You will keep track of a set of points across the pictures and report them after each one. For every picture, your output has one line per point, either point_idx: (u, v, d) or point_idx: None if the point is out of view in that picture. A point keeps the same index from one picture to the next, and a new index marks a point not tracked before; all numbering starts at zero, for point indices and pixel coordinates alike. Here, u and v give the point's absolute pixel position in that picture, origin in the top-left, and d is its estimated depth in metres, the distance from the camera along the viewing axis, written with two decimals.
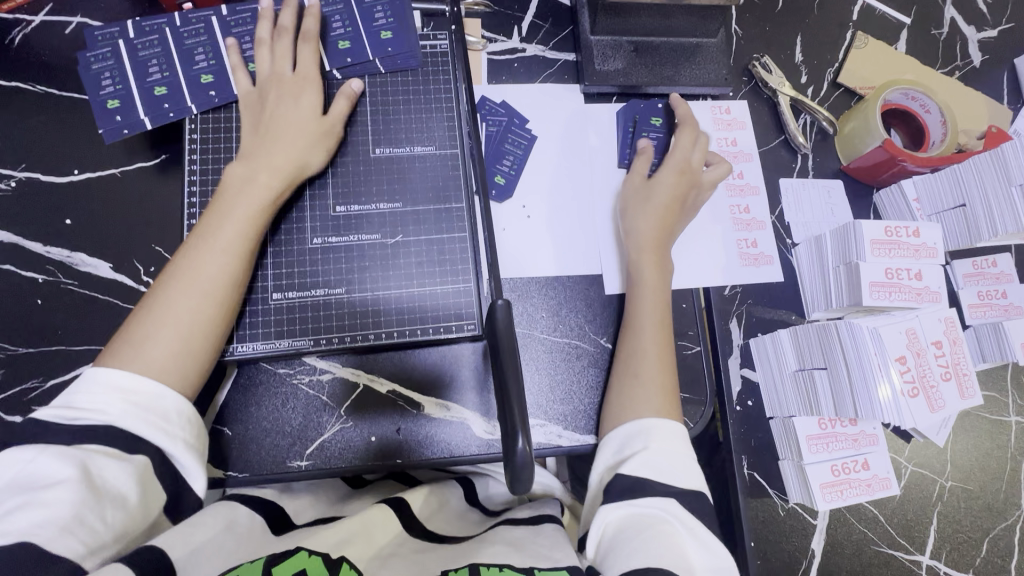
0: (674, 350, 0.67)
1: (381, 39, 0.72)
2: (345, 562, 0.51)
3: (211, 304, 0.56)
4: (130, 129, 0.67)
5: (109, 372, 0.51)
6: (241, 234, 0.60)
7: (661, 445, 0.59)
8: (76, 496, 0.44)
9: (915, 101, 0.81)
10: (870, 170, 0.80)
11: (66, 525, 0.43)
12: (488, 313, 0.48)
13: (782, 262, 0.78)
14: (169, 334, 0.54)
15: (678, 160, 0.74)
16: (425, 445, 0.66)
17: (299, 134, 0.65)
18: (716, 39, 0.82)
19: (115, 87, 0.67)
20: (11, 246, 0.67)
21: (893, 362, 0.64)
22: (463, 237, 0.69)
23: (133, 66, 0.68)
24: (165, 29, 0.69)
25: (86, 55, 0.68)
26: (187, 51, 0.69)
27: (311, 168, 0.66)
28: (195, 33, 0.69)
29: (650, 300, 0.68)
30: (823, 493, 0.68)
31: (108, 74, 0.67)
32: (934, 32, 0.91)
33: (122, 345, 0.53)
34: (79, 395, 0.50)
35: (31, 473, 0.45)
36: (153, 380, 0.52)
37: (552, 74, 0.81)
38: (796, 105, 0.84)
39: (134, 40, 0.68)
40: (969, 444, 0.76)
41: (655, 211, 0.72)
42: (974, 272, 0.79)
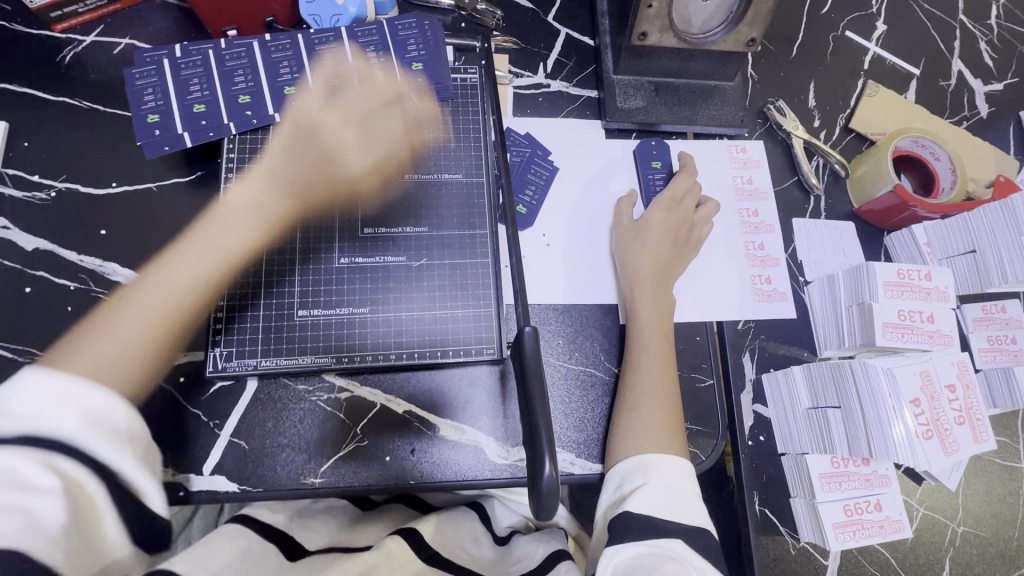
0: (671, 387, 0.68)
1: (414, 70, 0.75)
2: None
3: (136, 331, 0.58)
4: (171, 145, 0.69)
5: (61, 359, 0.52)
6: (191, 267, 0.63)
7: (664, 480, 0.61)
8: None
9: (926, 148, 0.83)
10: (881, 213, 0.82)
11: None
12: (516, 339, 0.49)
13: (795, 299, 0.80)
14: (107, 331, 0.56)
15: (664, 204, 0.77)
16: (439, 467, 0.66)
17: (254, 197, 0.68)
18: (733, 82, 0.85)
19: (156, 103, 0.70)
20: (47, 253, 0.69)
21: (907, 404, 0.64)
22: (485, 263, 0.71)
23: (176, 85, 0.70)
24: (210, 52, 0.72)
25: (131, 72, 0.70)
26: (228, 72, 0.72)
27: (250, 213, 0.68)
28: (237, 57, 0.72)
29: (647, 336, 0.70)
30: (835, 532, 0.67)
31: (150, 91, 0.70)
32: (942, 83, 0.94)
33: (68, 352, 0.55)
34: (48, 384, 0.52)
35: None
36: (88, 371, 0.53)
37: (575, 108, 0.84)
38: (809, 148, 0.87)
39: (178, 60, 0.71)
40: (981, 490, 0.76)
41: (651, 247, 0.74)
42: (983, 316, 0.80)
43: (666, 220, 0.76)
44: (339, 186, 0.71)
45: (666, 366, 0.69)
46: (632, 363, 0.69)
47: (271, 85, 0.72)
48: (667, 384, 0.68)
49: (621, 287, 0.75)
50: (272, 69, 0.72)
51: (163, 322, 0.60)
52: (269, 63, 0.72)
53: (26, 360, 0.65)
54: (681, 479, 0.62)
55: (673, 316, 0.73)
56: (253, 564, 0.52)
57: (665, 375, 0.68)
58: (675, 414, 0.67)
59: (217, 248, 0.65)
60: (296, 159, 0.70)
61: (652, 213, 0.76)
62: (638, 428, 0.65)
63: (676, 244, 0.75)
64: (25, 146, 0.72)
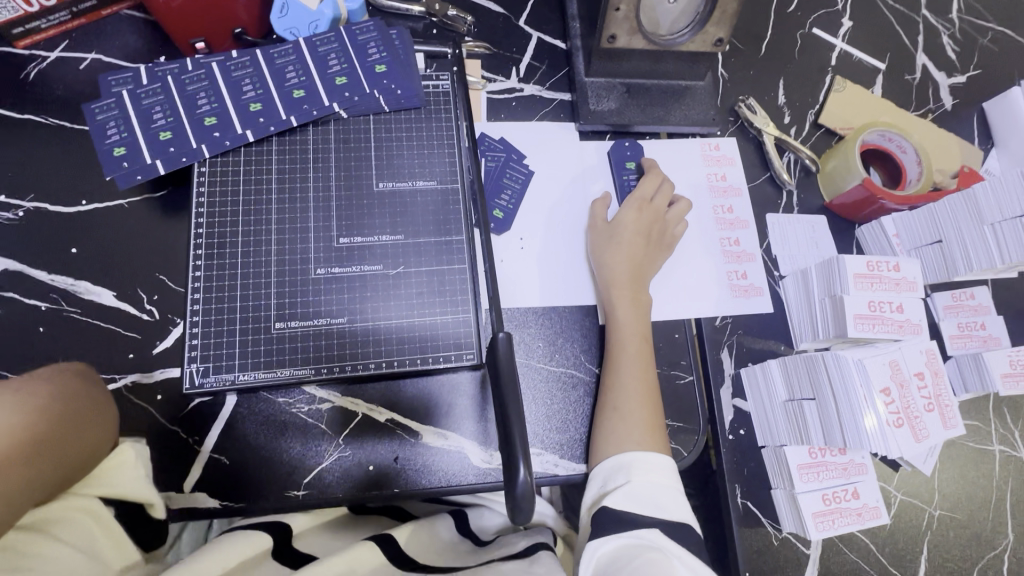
0: (650, 384, 0.69)
1: (377, 73, 0.75)
2: None
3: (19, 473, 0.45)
4: (143, 173, 0.68)
5: None
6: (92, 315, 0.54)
7: (645, 477, 0.62)
8: None
9: (892, 142, 0.85)
10: (851, 207, 0.83)
11: None
12: (490, 346, 0.50)
13: (771, 293, 0.81)
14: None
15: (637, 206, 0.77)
16: (423, 474, 0.67)
17: None
18: (703, 81, 0.86)
19: (120, 136, 0.69)
20: (16, 274, 0.68)
21: (878, 393, 0.65)
22: (463, 268, 0.71)
23: (139, 115, 0.69)
24: (170, 77, 0.71)
25: (91, 107, 0.69)
26: (190, 97, 0.71)
27: None
28: (197, 80, 0.72)
29: (624, 335, 0.70)
30: (815, 522, 0.69)
31: (113, 124, 0.69)
32: (907, 77, 0.96)
33: None
34: None
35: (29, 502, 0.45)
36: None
37: (548, 112, 0.85)
38: (780, 144, 0.88)
39: (139, 90, 0.70)
40: (956, 474, 0.78)
41: (624, 247, 0.75)
42: (953, 304, 0.82)
43: (641, 223, 0.76)
44: (313, 196, 0.71)
45: (646, 369, 0.69)
46: (610, 362, 0.70)
47: (236, 103, 0.71)
48: (649, 383, 0.69)
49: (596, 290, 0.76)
50: (235, 87, 0.72)
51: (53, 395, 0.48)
52: (230, 82, 0.72)
53: None
54: (660, 474, 0.63)
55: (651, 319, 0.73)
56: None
57: (645, 375, 0.69)
58: (654, 413, 0.68)
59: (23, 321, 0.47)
60: None
61: (626, 216, 0.77)
62: (620, 429, 0.65)
63: (651, 246, 0.76)
64: None
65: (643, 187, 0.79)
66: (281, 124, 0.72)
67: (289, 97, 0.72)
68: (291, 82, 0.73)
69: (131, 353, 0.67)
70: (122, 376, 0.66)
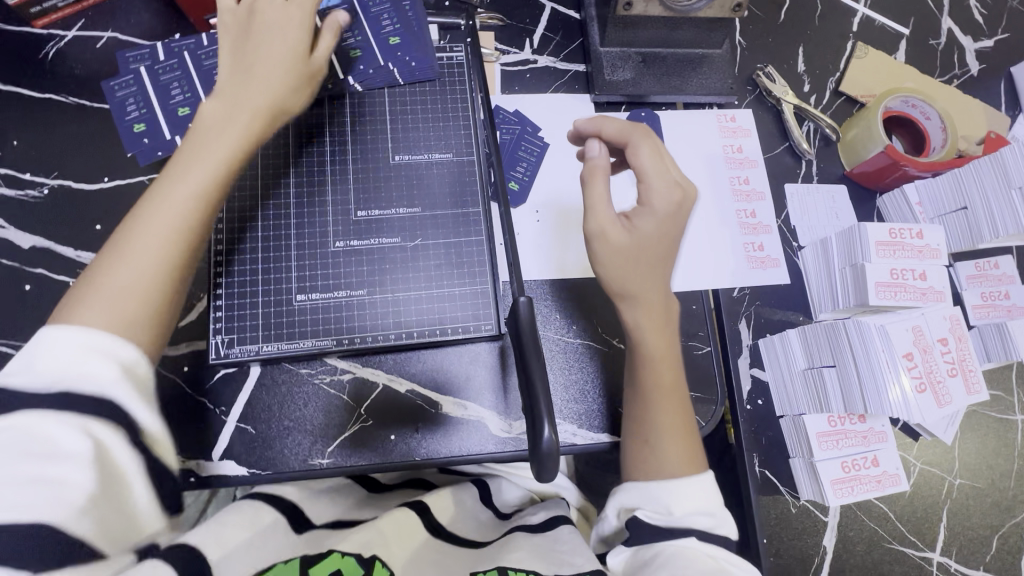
0: (686, 413, 0.63)
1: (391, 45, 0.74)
2: (378, 560, 0.53)
3: (134, 301, 0.48)
4: (163, 150, 0.69)
5: (65, 330, 0.45)
6: (209, 168, 0.54)
7: (686, 505, 0.58)
8: (88, 477, 0.41)
9: (916, 108, 0.83)
10: (873, 175, 0.82)
11: (82, 507, 0.40)
12: (511, 310, 0.50)
13: (789, 264, 0.80)
14: (104, 300, 0.47)
15: (671, 207, 0.62)
16: (443, 444, 0.68)
17: (275, 67, 0.60)
18: (721, 49, 0.85)
19: (140, 112, 0.70)
20: (44, 250, 0.69)
21: (900, 359, 0.65)
22: (480, 240, 0.71)
23: (156, 91, 0.70)
24: (187, 52, 0.71)
25: (111, 84, 0.71)
26: (207, 72, 0.71)
27: (291, 108, 0.61)
28: (213, 55, 0.71)
29: (657, 364, 0.62)
30: (833, 489, 0.69)
31: (133, 100, 0.71)
32: (932, 42, 0.93)
33: (75, 301, 0.47)
34: (41, 362, 0.43)
35: (29, 438, 0.40)
36: (112, 333, 0.46)
37: (563, 83, 0.84)
38: (800, 113, 0.86)
39: (155, 65, 0.71)
40: (977, 444, 0.77)
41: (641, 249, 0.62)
42: (977, 273, 0.81)
43: (660, 227, 0.62)
44: (330, 170, 0.71)
45: (675, 394, 0.63)
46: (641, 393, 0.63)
47: None
48: (677, 399, 0.63)
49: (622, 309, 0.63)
50: None
51: (159, 279, 0.50)
52: None
53: None
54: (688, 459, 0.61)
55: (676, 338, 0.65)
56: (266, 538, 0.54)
57: (677, 397, 0.63)
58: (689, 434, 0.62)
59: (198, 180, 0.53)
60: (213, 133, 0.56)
61: (648, 217, 0.62)
62: (659, 456, 0.61)
63: (667, 255, 0.63)
64: (15, 145, 0.72)
65: (663, 179, 0.62)
66: None
67: None
68: None
69: None
70: None
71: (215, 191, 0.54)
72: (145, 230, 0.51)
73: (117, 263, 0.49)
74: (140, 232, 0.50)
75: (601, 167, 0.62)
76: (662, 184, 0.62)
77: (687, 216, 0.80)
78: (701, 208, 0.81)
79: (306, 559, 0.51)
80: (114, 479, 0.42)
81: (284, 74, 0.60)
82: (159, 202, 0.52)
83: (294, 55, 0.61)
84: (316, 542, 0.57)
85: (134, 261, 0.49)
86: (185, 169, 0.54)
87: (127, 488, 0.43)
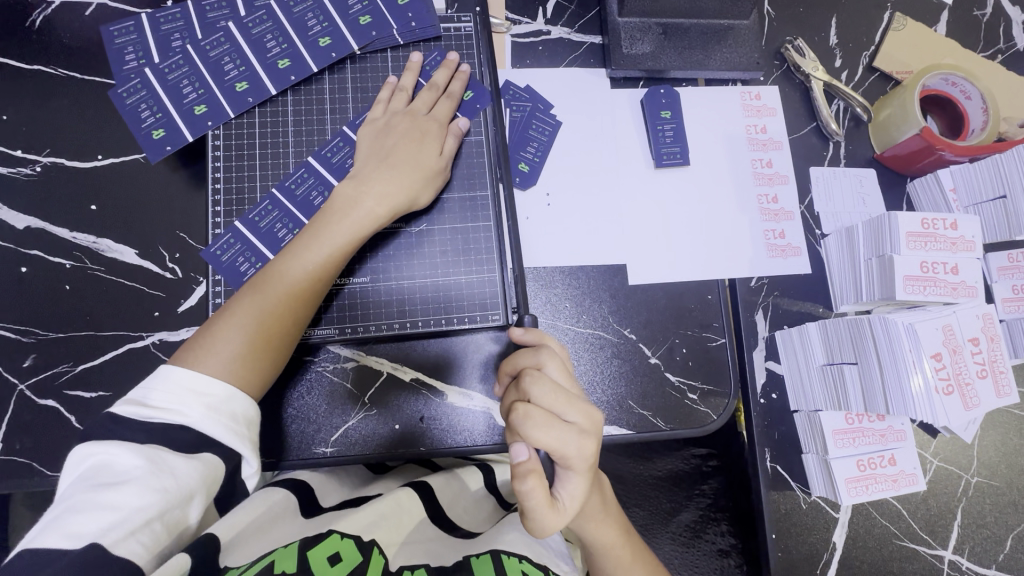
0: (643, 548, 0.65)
1: (466, 101, 0.70)
2: (374, 547, 0.51)
3: (248, 352, 0.54)
4: (172, 144, 0.66)
5: (184, 373, 0.50)
6: (323, 257, 0.59)
7: None
8: (145, 498, 0.44)
9: (956, 86, 0.78)
10: (905, 159, 0.77)
11: (135, 526, 0.44)
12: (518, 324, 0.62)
13: (810, 253, 0.76)
14: (227, 351, 0.53)
15: (589, 459, 0.53)
16: (448, 434, 0.67)
17: (413, 170, 0.63)
18: (748, 20, 0.79)
19: (155, 117, 0.67)
20: (38, 231, 0.67)
21: (928, 358, 0.62)
22: (488, 226, 0.68)
23: (168, 91, 0.67)
24: (188, 47, 0.68)
25: (118, 91, 0.67)
26: (215, 63, 0.68)
27: (412, 206, 0.64)
28: (218, 44, 0.69)
29: (608, 534, 0.61)
30: (847, 487, 0.67)
31: (145, 105, 0.67)
32: (976, 12, 0.86)
33: (198, 346, 0.54)
34: (155, 394, 0.49)
35: (106, 466, 0.45)
36: (224, 385, 0.52)
37: (578, 56, 0.79)
38: (830, 90, 0.81)
39: (160, 65, 0.68)
40: (997, 441, 0.75)
41: (607, 523, 0.61)
42: (1008, 265, 0.76)
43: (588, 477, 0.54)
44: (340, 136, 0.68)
45: (632, 550, 0.64)
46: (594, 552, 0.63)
47: (263, 62, 0.68)
48: (614, 515, 0.63)
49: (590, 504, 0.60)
50: (258, 45, 0.69)
51: (267, 333, 0.56)
52: (252, 41, 0.69)
53: (30, 340, 0.65)
54: (642, 556, 0.65)
55: (617, 510, 0.64)
56: (273, 517, 0.53)
57: (610, 510, 0.62)
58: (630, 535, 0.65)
59: (308, 264, 0.58)
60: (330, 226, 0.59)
61: (568, 480, 0.54)
62: None
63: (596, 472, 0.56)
64: (4, 120, 0.69)
65: (577, 442, 0.52)
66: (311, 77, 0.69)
67: (315, 46, 0.69)
68: (315, 31, 0.69)
69: (157, 311, 0.67)
70: (148, 332, 0.66)
71: (325, 272, 0.59)
72: (267, 295, 0.56)
73: (239, 329, 0.55)
74: (256, 298, 0.56)
75: (538, 469, 0.51)
76: (578, 445, 0.52)
77: (704, 202, 0.76)
78: (719, 192, 0.77)
79: (306, 539, 0.48)
80: (171, 500, 0.46)
81: (414, 175, 0.63)
82: (276, 274, 0.57)
83: (428, 155, 0.64)
84: (323, 521, 0.54)
85: (252, 330, 0.55)
86: (302, 249, 0.58)
87: (183, 509, 0.47)
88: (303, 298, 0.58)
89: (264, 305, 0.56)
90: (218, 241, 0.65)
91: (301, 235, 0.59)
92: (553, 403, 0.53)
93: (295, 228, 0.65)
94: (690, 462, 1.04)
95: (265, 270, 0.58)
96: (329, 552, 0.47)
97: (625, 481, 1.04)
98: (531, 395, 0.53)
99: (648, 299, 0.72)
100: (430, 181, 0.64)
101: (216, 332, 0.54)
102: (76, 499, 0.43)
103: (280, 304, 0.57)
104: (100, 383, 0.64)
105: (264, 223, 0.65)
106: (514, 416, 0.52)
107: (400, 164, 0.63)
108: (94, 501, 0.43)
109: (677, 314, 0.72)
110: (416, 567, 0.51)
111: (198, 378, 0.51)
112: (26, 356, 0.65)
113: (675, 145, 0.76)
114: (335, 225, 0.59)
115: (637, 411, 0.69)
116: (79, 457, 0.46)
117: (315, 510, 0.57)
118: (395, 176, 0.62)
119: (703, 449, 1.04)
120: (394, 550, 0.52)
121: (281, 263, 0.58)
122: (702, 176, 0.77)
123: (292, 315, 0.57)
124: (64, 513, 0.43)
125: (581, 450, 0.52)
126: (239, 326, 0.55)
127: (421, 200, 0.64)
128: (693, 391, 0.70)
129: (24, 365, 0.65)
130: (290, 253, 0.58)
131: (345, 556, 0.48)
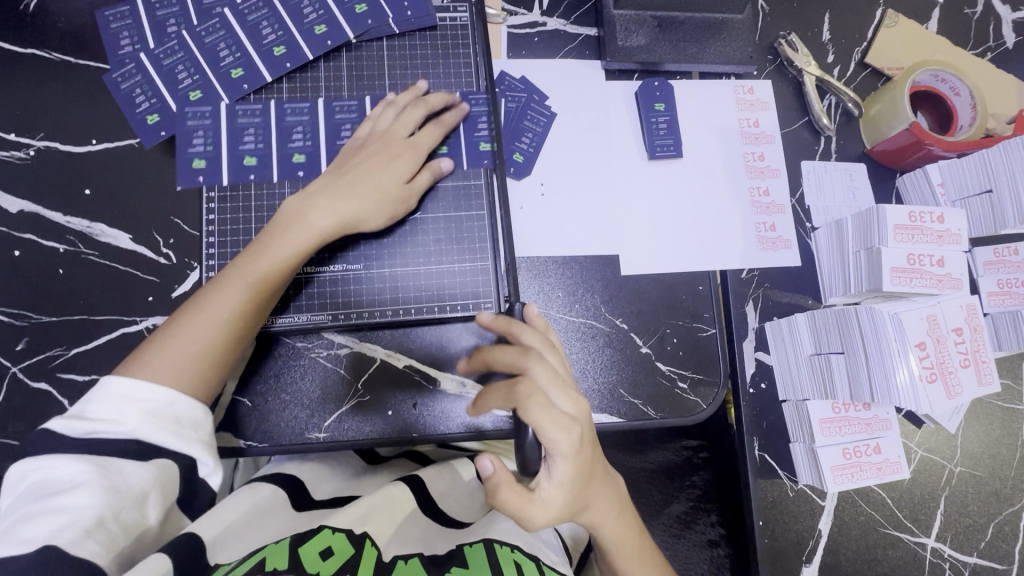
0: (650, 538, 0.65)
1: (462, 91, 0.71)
2: (367, 539, 0.51)
3: (193, 359, 0.54)
4: (166, 129, 0.68)
5: (124, 380, 0.50)
6: (276, 265, 0.58)
7: None
8: (94, 500, 0.45)
9: (945, 83, 0.79)
10: (895, 154, 0.78)
11: (89, 527, 0.44)
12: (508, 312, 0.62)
13: (800, 245, 0.77)
14: (173, 357, 0.53)
15: (574, 446, 0.53)
16: (440, 421, 0.67)
17: (376, 190, 0.62)
18: (742, 15, 0.80)
19: (150, 102, 0.68)
20: (31, 215, 0.67)
21: (913, 348, 0.64)
22: (481, 215, 0.69)
23: (162, 77, 0.68)
24: (184, 32, 0.69)
25: (114, 76, 0.68)
26: (210, 49, 0.68)
27: (372, 224, 0.63)
28: (214, 31, 0.69)
29: (613, 527, 0.61)
30: (833, 475, 0.69)
31: (140, 91, 0.68)
32: (967, 10, 0.87)
33: (143, 353, 0.54)
34: (93, 406, 0.49)
35: (48, 477, 0.46)
36: (164, 389, 0.51)
37: (574, 48, 0.79)
38: (822, 85, 0.82)
39: (155, 50, 0.68)
40: (980, 432, 0.76)
41: (612, 516, 0.60)
42: (994, 260, 0.77)
43: (574, 464, 0.54)
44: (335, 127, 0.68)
45: (639, 542, 0.63)
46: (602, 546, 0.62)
47: (259, 49, 0.69)
48: (622, 508, 0.62)
49: (596, 500, 0.59)
50: (254, 32, 0.69)
51: (215, 340, 0.55)
52: (248, 28, 0.69)
53: (23, 324, 0.65)
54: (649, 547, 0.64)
55: (627, 502, 0.63)
56: (262, 513, 0.54)
57: (619, 503, 0.61)
58: (637, 527, 0.63)
59: (261, 271, 0.58)
60: (287, 234, 0.59)
61: (557, 465, 0.53)
62: None
63: (588, 462, 0.56)
64: None
65: (567, 428, 0.53)
66: (307, 64, 0.69)
67: (311, 34, 0.69)
68: (310, 19, 0.70)
69: (150, 297, 0.67)
70: (141, 318, 0.66)
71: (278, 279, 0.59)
72: (217, 302, 0.56)
73: (188, 335, 0.55)
74: (206, 306, 0.56)
75: (524, 446, 0.51)
76: (568, 432, 0.53)
77: (696, 193, 0.77)
78: (711, 184, 0.78)
79: (296, 537, 0.48)
80: (124, 501, 0.47)
81: (379, 195, 0.62)
82: (226, 281, 0.57)
83: (394, 180, 0.63)
84: (314, 515, 0.55)
85: (202, 337, 0.55)
86: (256, 257, 0.58)
87: (138, 510, 0.48)
88: (255, 305, 0.58)
89: (214, 311, 0.56)
90: (215, 227, 0.65)
91: (255, 245, 0.59)
92: (542, 387, 0.53)
93: (309, 141, 0.68)
94: (681, 454, 1.05)
95: (217, 277, 0.58)
96: (319, 547, 0.48)
97: (616, 472, 1.05)
98: (522, 377, 0.54)
99: (640, 289, 0.73)
100: (389, 205, 0.63)
101: (163, 339, 0.54)
102: (24, 510, 0.44)
103: (230, 311, 0.56)
104: (94, 368, 0.65)
105: (290, 118, 0.68)
106: (516, 391, 0.52)
107: (399, 154, 0.64)
108: (44, 508, 0.44)
109: (669, 304, 0.73)
110: (409, 556, 0.52)
111: (138, 383, 0.50)
112: (19, 340, 0.65)
113: (668, 137, 0.77)
114: (291, 234, 0.59)
115: (627, 399, 0.69)
116: (20, 471, 0.46)
117: (307, 503, 0.58)
118: (359, 195, 0.61)
119: (694, 440, 1.05)
120: (385, 541, 0.53)
121: (232, 271, 0.58)
122: (694, 168, 0.78)
123: (244, 322, 0.57)
124: (14, 523, 0.44)
125: (563, 436, 0.52)
126: (184, 333, 0.55)
127: (378, 223, 0.63)
128: (683, 380, 0.71)
129: (17, 348, 0.65)
130: (243, 260, 0.58)
131: (336, 549, 0.48)
